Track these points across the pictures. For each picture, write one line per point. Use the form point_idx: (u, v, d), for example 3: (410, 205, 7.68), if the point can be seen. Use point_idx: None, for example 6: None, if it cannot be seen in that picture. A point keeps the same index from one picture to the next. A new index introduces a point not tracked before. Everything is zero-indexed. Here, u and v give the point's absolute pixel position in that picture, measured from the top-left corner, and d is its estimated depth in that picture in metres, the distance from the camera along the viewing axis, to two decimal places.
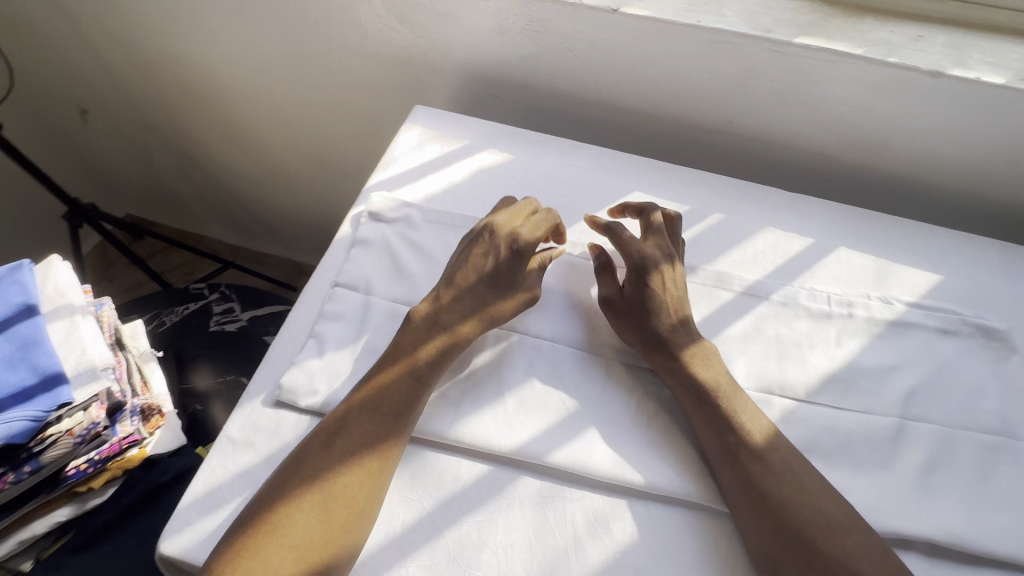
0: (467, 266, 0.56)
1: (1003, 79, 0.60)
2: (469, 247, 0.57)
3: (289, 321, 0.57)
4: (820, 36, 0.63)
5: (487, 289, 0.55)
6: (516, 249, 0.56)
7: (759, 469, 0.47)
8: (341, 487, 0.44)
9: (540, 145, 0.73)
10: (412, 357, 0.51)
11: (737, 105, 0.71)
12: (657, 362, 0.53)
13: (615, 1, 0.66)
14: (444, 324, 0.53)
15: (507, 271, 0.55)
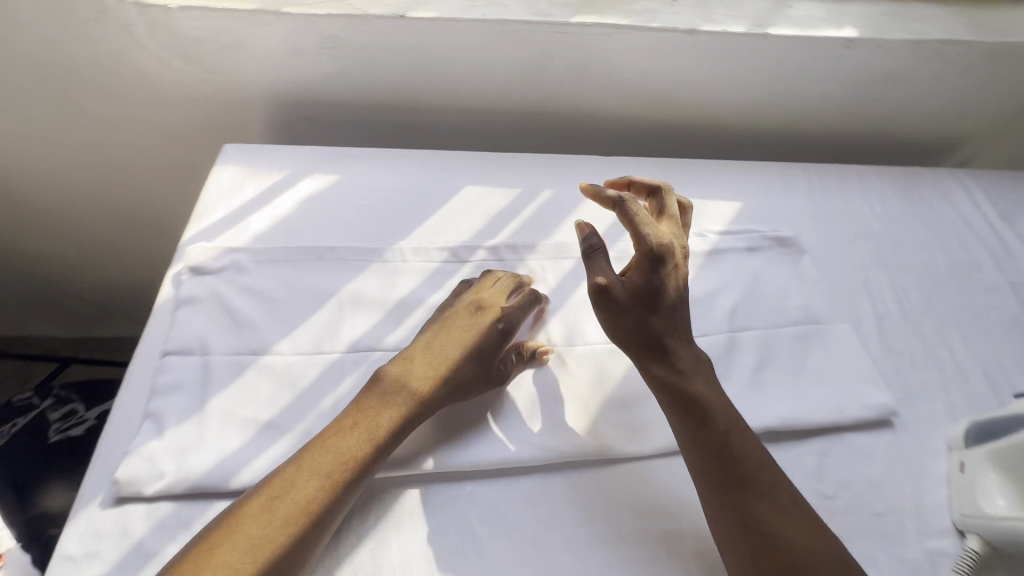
0: (451, 338, 0.52)
1: (743, 27, 0.70)
2: (451, 320, 0.54)
3: (117, 410, 0.51)
4: (592, 13, 0.69)
5: (466, 361, 0.51)
6: (501, 327, 0.53)
7: (720, 454, 0.46)
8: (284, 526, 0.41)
9: (366, 161, 0.72)
10: (375, 424, 0.47)
11: (541, 86, 0.75)
12: (643, 358, 0.50)
13: (399, 8, 0.67)
14: (415, 395, 0.49)
15: (493, 349, 0.53)
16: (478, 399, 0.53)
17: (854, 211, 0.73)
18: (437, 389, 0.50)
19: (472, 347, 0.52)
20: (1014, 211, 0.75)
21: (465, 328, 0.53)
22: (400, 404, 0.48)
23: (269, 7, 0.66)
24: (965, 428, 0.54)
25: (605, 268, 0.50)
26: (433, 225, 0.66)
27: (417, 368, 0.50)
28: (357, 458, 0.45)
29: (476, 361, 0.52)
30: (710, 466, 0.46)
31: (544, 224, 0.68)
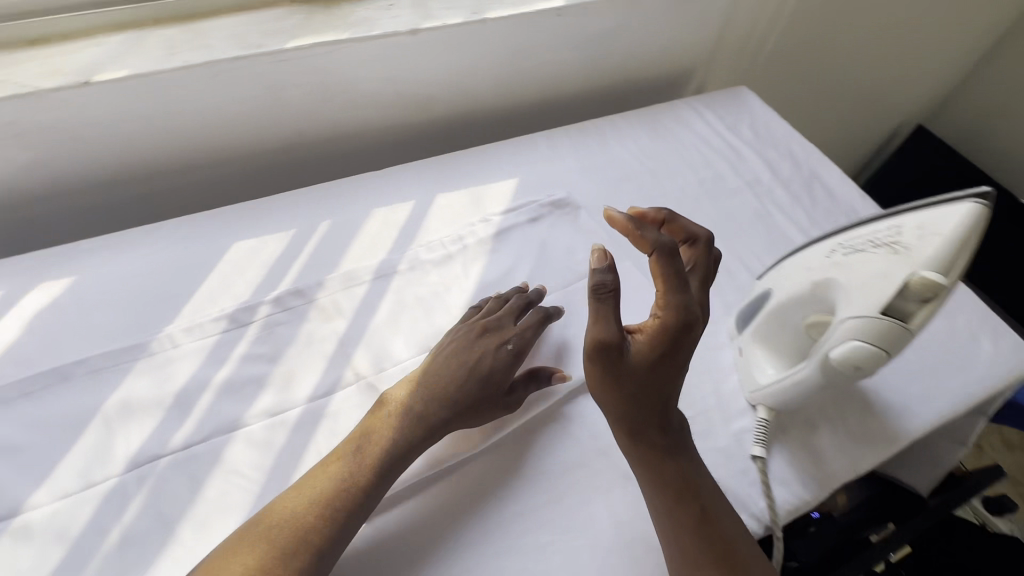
0: (456, 361, 0.52)
1: (462, 17, 0.72)
2: (478, 339, 0.54)
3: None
4: (309, 34, 0.67)
5: (470, 383, 0.51)
6: (515, 351, 0.54)
7: (685, 522, 0.45)
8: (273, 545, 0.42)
9: (106, 247, 0.63)
10: (384, 453, 0.47)
11: (287, 116, 0.72)
12: (620, 417, 0.46)
13: (82, 73, 0.59)
14: (418, 422, 0.49)
15: (496, 371, 0.52)
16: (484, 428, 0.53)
17: (615, 157, 0.80)
18: (439, 415, 0.50)
19: (473, 370, 0.52)
20: (737, 121, 0.88)
21: (466, 351, 0.53)
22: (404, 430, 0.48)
23: None
24: (737, 315, 0.62)
25: (615, 316, 0.44)
26: (204, 296, 0.60)
27: (421, 387, 0.51)
28: (360, 476, 0.46)
29: (482, 383, 0.51)
30: (672, 535, 0.45)
31: (328, 257, 0.65)
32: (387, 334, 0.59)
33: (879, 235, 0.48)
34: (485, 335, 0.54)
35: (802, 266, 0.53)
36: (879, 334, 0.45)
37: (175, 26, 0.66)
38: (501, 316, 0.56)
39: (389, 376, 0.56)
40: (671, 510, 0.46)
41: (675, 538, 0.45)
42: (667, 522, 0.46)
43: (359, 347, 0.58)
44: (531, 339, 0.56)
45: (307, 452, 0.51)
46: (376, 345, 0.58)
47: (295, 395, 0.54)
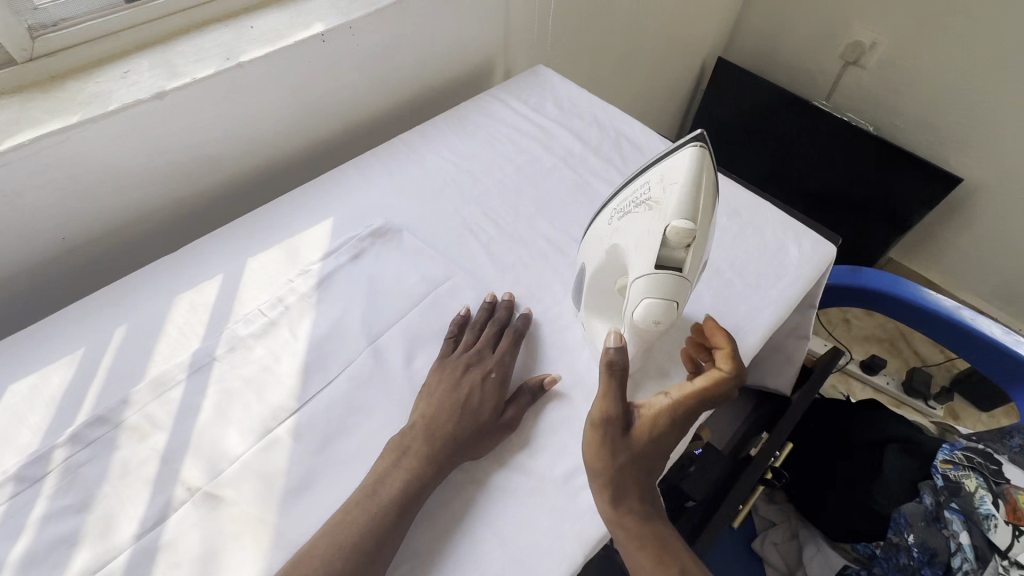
0: (448, 404, 0.53)
1: (213, 67, 0.66)
2: (462, 374, 0.55)
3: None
4: (27, 127, 0.58)
5: (468, 420, 0.52)
6: (496, 377, 0.56)
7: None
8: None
9: None
10: (407, 480, 0.48)
11: (39, 223, 0.62)
12: (608, 491, 0.48)
13: None
14: (424, 471, 0.49)
15: (488, 404, 0.54)
16: (474, 458, 0.52)
17: (429, 166, 0.78)
18: (443, 456, 0.50)
19: (466, 405, 0.53)
20: (540, 99, 0.90)
21: (457, 390, 0.54)
22: (416, 474, 0.48)
23: None
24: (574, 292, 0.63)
25: (619, 392, 0.50)
26: None
27: (417, 427, 0.52)
28: (388, 507, 0.47)
29: (475, 416, 0.52)
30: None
31: (131, 367, 0.57)
32: (218, 430, 0.53)
33: (639, 193, 0.52)
34: (471, 371, 0.56)
35: (595, 237, 0.57)
36: (665, 284, 0.49)
37: None
38: (483, 346, 0.58)
39: (229, 476, 0.50)
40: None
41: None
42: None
43: (187, 457, 0.51)
44: (511, 364, 0.58)
45: None
46: (208, 447, 0.52)
47: (121, 536, 0.47)
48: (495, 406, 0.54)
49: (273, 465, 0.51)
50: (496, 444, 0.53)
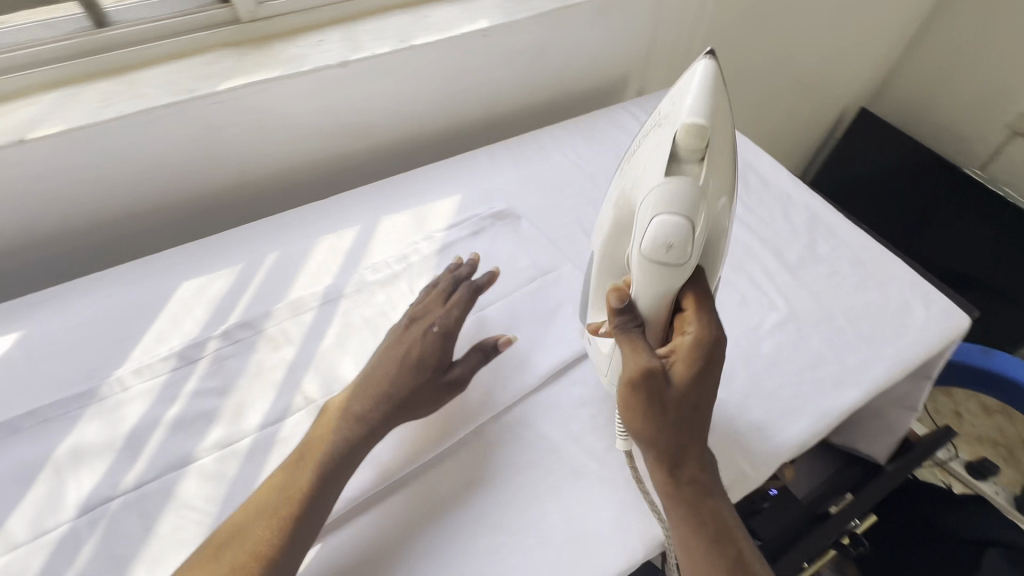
0: (390, 360, 0.54)
1: (390, 47, 0.75)
2: (404, 334, 0.56)
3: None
4: (240, 75, 0.69)
5: (404, 375, 0.53)
6: (440, 333, 0.55)
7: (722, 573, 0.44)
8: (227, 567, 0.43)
9: (54, 299, 0.64)
10: (354, 420, 0.50)
11: (229, 155, 0.74)
12: (659, 460, 0.46)
13: (17, 131, 0.61)
14: (359, 421, 0.50)
15: (428, 360, 0.54)
16: (416, 415, 0.53)
17: (555, 165, 0.82)
18: (376, 407, 0.51)
19: (405, 360, 0.53)
20: None
21: (403, 344, 0.55)
22: (348, 424, 0.50)
23: None
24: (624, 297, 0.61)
25: (645, 344, 0.46)
26: (154, 336, 0.61)
27: (360, 384, 0.53)
28: (347, 437, 0.49)
29: (412, 374, 0.53)
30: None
31: (276, 288, 0.66)
32: (336, 356, 0.60)
33: (654, 118, 0.49)
34: (415, 327, 0.56)
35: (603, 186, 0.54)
36: (681, 193, 0.45)
37: (108, 79, 0.68)
38: (428, 304, 0.58)
39: None
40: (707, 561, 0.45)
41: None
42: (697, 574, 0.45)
43: (307, 373, 0.59)
44: (459, 320, 0.57)
45: (258, 478, 0.52)
46: (324, 368, 0.59)
47: (248, 423, 0.55)
48: (436, 365, 0.54)
49: None
50: (436, 402, 0.54)
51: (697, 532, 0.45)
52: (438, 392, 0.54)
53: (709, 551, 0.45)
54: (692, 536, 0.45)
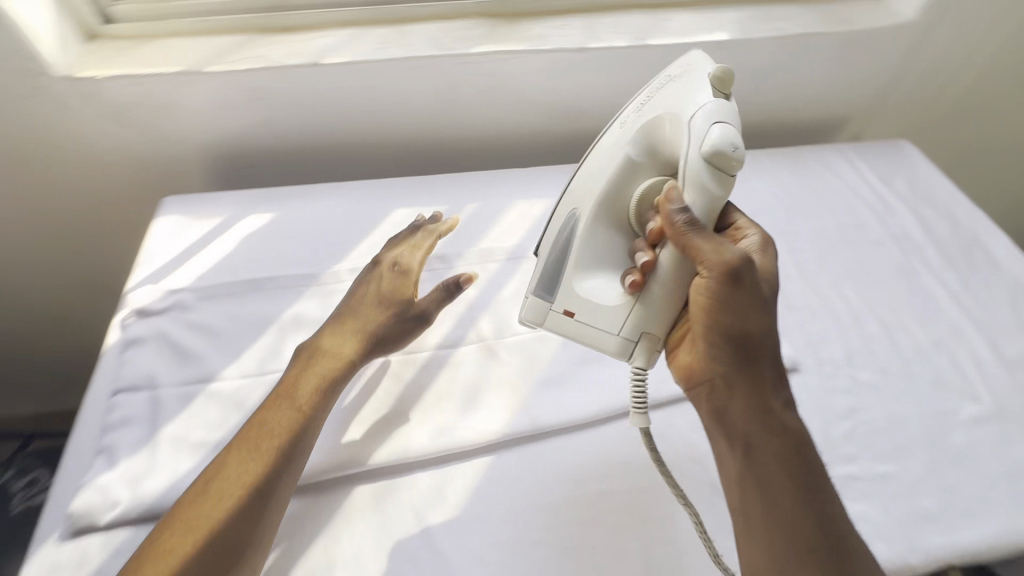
0: (370, 301, 0.60)
1: (627, 42, 0.78)
2: (367, 276, 0.63)
3: (64, 469, 0.53)
4: (491, 43, 0.77)
5: (381, 309, 0.59)
6: (401, 271, 0.63)
7: (825, 519, 0.43)
8: (246, 481, 0.46)
9: (302, 195, 0.78)
10: (328, 352, 0.56)
11: (458, 112, 0.82)
12: (754, 382, 0.47)
13: (315, 55, 0.74)
14: (342, 346, 0.57)
15: (405, 295, 0.61)
16: (387, 340, 0.58)
17: (752, 190, 0.80)
18: (356, 340, 0.57)
19: (384, 297, 0.60)
20: (892, 173, 0.84)
21: (381, 287, 0.61)
22: (329, 353, 0.56)
23: (193, 67, 0.72)
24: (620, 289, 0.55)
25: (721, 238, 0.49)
26: (367, 246, 0.71)
27: (334, 319, 0.59)
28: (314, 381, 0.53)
29: (381, 309, 0.60)
30: (802, 526, 0.43)
31: (470, 234, 0.73)
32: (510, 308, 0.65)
33: (654, 88, 0.54)
34: (391, 271, 0.63)
35: (601, 150, 0.54)
36: (729, 113, 0.50)
37: (386, 27, 0.80)
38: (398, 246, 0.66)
39: (507, 344, 0.62)
40: (805, 501, 0.44)
41: (801, 535, 0.43)
42: (791, 514, 0.43)
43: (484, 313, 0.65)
44: (417, 263, 0.64)
45: (428, 389, 0.58)
46: (499, 315, 0.65)
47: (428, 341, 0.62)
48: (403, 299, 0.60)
49: (539, 356, 0.61)
50: (404, 330, 0.59)
51: (794, 467, 0.45)
52: (421, 322, 0.60)
53: (807, 490, 0.44)
54: (785, 472, 0.45)
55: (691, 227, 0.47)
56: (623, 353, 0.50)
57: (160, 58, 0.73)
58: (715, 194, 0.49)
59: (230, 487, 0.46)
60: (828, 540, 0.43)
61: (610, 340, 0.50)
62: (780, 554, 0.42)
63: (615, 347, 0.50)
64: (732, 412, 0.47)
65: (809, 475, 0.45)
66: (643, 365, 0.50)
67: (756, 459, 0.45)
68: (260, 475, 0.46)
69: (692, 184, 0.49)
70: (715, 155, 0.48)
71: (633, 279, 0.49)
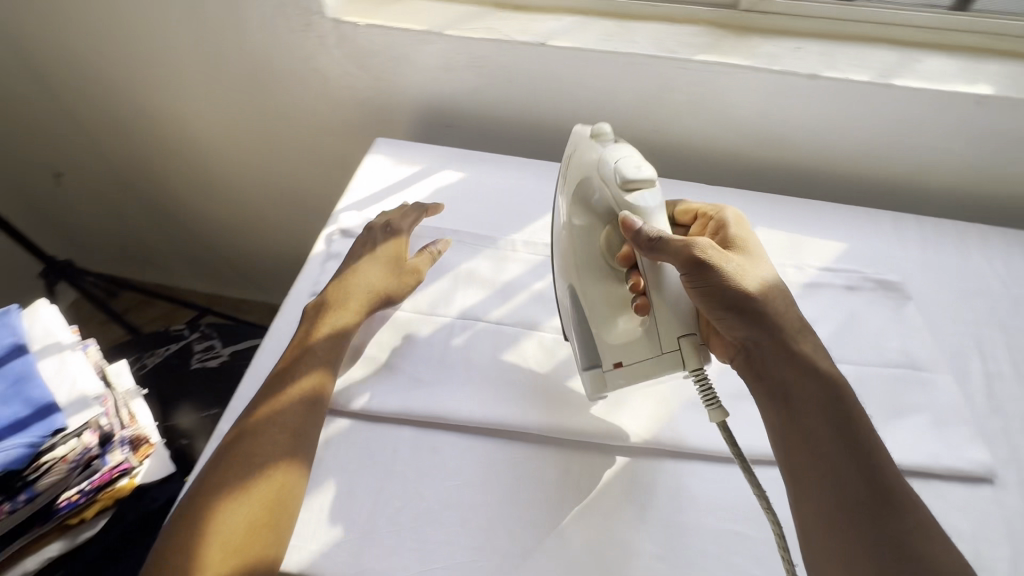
0: (372, 261, 0.66)
1: (867, 77, 0.72)
2: (363, 247, 0.68)
3: (216, 434, 0.60)
4: (716, 53, 0.75)
5: (387, 264, 0.66)
6: (393, 237, 0.68)
7: (868, 461, 0.45)
8: (281, 450, 0.50)
9: (492, 163, 0.82)
10: (334, 312, 0.61)
11: (659, 116, 0.82)
12: (773, 336, 0.51)
13: (542, 36, 0.77)
14: (352, 298, 0.62)
15: (400, 253, 0.67)
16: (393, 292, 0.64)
17: (970, 268, 0.71)
18: (366, 300, 0.63)
19: (388, 258, 0.66)
20: None
21: (381, 247, 0.67)
22: (331, 314, 0.61)
23: (434, 28, 0.78)
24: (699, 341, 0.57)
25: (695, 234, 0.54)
26: (542, 225, 0.74)
27: (338, 281, 0.64)
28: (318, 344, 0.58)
29: (382, 269, 0.65)
30: (848, 473, 0.44)
31: None
32: None
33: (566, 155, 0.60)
34: (385, 233, 0.69)
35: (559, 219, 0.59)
36: (579, 166, 0.56)
37: (612, 20, 0.81)
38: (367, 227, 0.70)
39: None
40: (848, 445, 0.45)
41: (847, 479, 0.44)
42: (835, 459, 0.45)
43: None
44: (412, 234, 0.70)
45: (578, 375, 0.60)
46: None
47: None
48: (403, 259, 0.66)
49: None
50: (407, 283, 0.65)
51: (830, 410, 0.47)
52: (418, 273, 0.66)
53: (848, 433, 0.46)
54: (826, 424, 0.47)
55: (651, 240, 0.50)
56: (682, 365, 0.51)
57: (408, 15, 0.81)
58: (649, 190, 0.53)
59: (264, 456, 0.50)
60: (876, 482, 0.44)
61: (657, 359, 0.52)
62: (809, 488, 0.45)
63: (664, 364, 0.52)
64: (765, 374, 0.51)
65: (844, 416, 0.47)
66: (700, 364, 0.51)
67: (795, 412, 0.48)
68: (292, 427, 0.52)
69: (627, 207, 0.52)
70: (625, 179, 0.52)
71: (640, 303, 0.53)
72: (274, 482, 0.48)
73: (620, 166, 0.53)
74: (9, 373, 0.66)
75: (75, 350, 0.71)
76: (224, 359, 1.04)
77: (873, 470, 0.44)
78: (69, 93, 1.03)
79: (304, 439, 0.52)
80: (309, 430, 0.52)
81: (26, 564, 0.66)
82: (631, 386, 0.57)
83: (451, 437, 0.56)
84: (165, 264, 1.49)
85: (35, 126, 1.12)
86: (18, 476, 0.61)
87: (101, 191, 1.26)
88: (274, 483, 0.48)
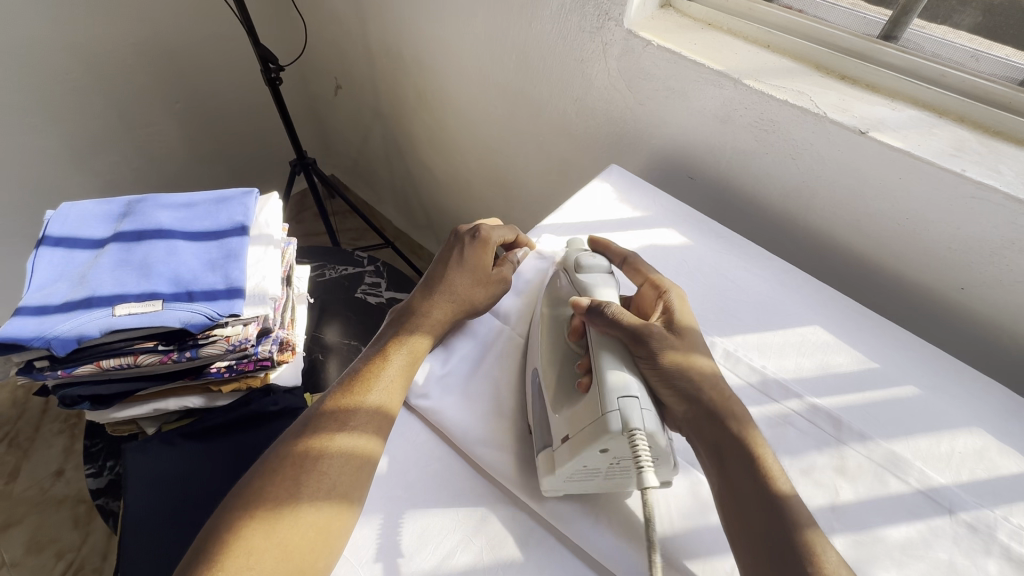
0: (462, 274, 0.60)
1: None
2: (447, 255, 0.62)
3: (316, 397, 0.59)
4: None
5: (476, 277, 0.60)
6: (481, 245, 0.62)
7: (785, 523, 0.40)
8: (334, 483, 0.44)
9: (724, 242, 0.70)
10: (417, 329, 0.56)
11: (977, 274, 0.60)
12: (704, 396, 0.47)
13: (865, 123, 0.60)
14: (435, 311, 0.57)
15: (488, 268, 0.61)
16: (475, 301, 0.59)
17: None
18: (449, 310, 0.57)
19: (473, 267, 0.60)
20: None
21: (468, 254, 0.61)
22: (411, 331, 0.55)
23: (732, 72, 0.67)
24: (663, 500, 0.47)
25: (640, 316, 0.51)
26: (756, 342, 0.60)
27: (422, 289, 0.60)
28: (393, 356, 0.53)
29: (464, 277, 0.59)
30: (770, 537, 0.40)
31: (886, 420, 0.54)
32: (885, 559, 0.45)
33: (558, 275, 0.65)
34: (471, 240, 0.62)
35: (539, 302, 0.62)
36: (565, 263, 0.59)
37: (973, 133, 0.60)
38: (455, 228, 0.65)
39: None
40: (770, 507, 0.41)
41: (774, 545, 0.39)
42: (757, 526, 0.41)
43: (842, 531, 0.46)
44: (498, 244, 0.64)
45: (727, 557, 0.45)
46: (866, 551, 0.45)
47: None
48: (489, 271, 0.61)
49: None
50: (488, 295, 0.60)
51: (754, 465, 0.43)
52: (503, 282, 0.61)
53: (771, 493, 0.42)
54: (757, 498, 0.42)
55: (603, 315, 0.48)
56: (610, 428, 0.42)
57: (709, 50, 0.70)
58: (603, 275, 0.55)
59: (313, 483, 0.44)
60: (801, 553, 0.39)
61: (595, 422, 0.43)
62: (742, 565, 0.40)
63: (601, 429, 0.42)
64: (692, 438, 0.47)
65: (762, 472, 0.43)
66: (635, 424, 0.42)
67: (724, 480, 0.44)
68: (352, 456, 0.45)
69: (586, 289, 0.54)
70: (581, 264, 0.56)
71: (586, 383, 0.47)
72: (319, 515, 0.42)
73: (580, 254, 0.57)
74: (226, 246, 0.73)
75: (278, 245, 0.78)
76: (382, 301, 1.09)
77: (792, 537, 0.40)
78: (373, 21, 1.15)
79: (362, 468, 0.45)
80: (371, 457, 0.46)
81: (169, 403, 0.77)
82: (586, 479, 0.45)
83: (541, 541, 0.46)
84: (379, 190, 1.65)
85: (339, 44, 1.29)
86: (192, 335, 0.69)
87: (361, 111, 1.42)
88: (317, 513, 0.42)
